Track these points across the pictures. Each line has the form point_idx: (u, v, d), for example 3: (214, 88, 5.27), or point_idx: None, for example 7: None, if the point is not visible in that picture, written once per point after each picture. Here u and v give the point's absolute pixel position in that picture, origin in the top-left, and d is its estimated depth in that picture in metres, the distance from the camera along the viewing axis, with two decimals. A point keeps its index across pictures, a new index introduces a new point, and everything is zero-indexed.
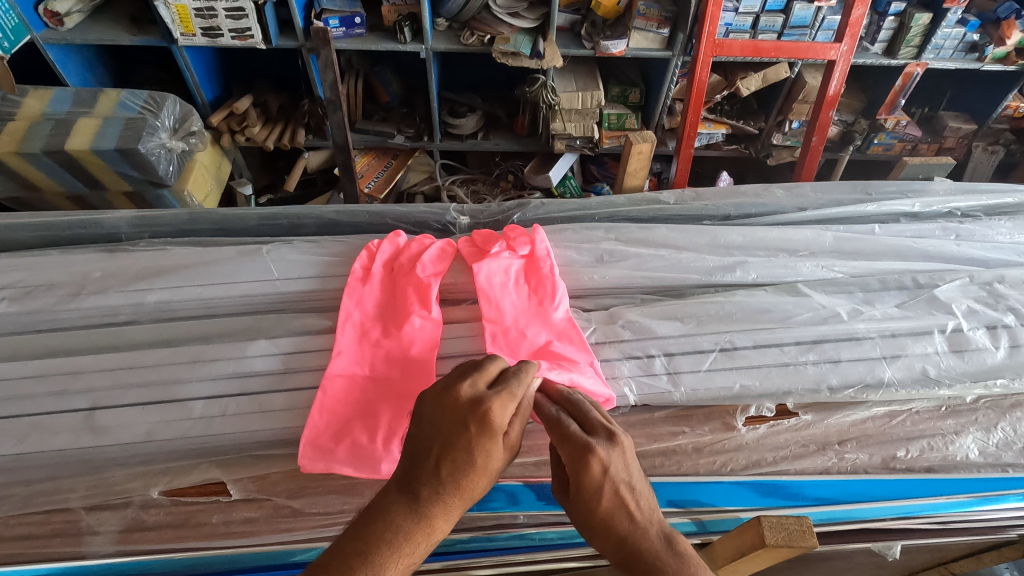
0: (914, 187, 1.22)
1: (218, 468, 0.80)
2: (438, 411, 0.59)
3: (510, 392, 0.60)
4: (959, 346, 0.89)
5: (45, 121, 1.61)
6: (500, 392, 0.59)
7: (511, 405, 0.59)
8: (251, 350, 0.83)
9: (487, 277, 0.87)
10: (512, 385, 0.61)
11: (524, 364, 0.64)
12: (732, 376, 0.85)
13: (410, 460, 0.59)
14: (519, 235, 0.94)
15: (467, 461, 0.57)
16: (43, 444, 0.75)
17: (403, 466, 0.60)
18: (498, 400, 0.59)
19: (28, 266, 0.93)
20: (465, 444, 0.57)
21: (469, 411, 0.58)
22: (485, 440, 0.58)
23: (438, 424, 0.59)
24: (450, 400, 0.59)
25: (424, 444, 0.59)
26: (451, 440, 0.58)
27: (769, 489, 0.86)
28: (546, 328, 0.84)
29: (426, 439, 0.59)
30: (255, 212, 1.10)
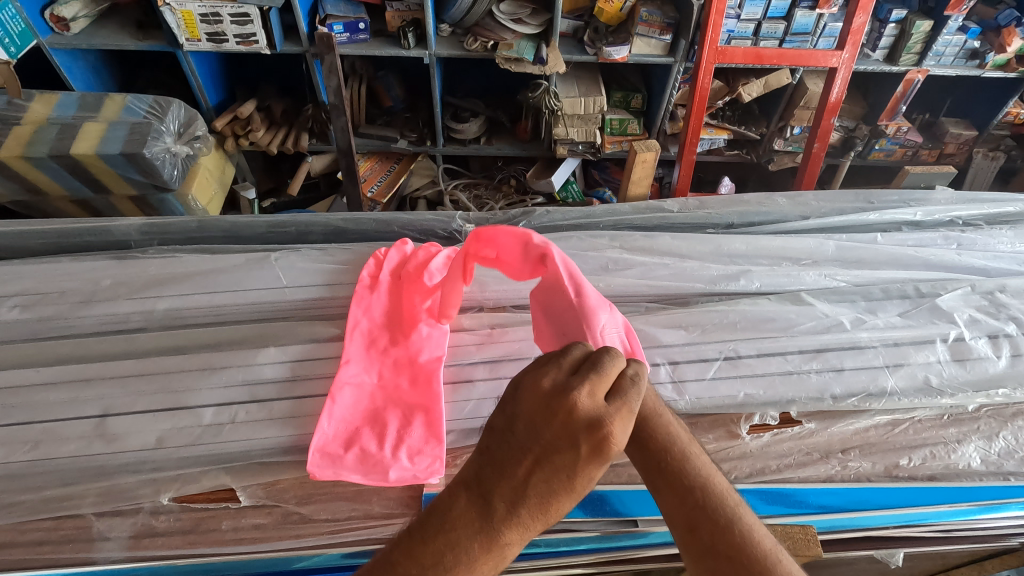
0: (916, 196, 1.23)
1: (226, 474, 0.79)
2: (544, 419, 0.54)
3: (628, 410, 0.54)
4: (961, 355, 0.90)
5: (51, 125, 1.62)
6: (620, 410, 0.54)
7: (628, 425, 0.54)
8: (260, 358, 0.84)
9: None
10: (630, 402, 0.54)
11: (639, 371, 0.58)
12: (736, 385, 0.86)
13: (498, 466, 0.56)
14: None
15: (562, 478, 0.54)
16: (55, 451, 0.76)
17: (486, 469, 0.56)
18: (617, 421, 0.53)
19: (39, 273, 0.94)
20: (565, 460, 0.53)
21: (576, 424, 0.53)
22: (590, 462, 0.53)
23: (539, 432, 0.54)
24: (555, 406, 0.54)
25: (522, 450, 0.55)
26: (554, 453, 0.53)
27: (774, 498, 0.85)
28: None
29: (524, 446, 0.55)
30: (263, 220, 1.11)
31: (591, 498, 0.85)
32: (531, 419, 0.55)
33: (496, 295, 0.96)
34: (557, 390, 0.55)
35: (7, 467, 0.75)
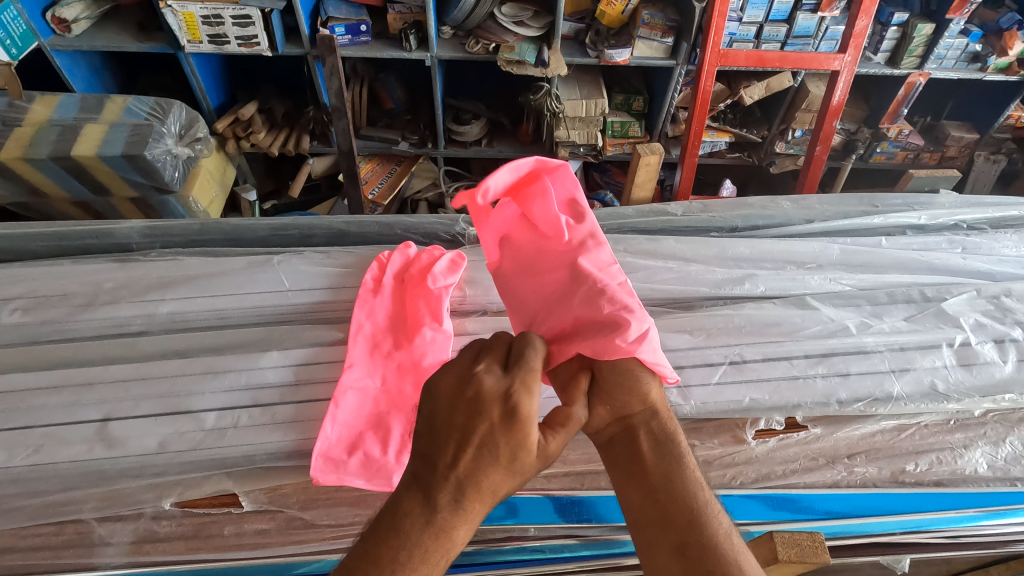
0: (920, 199, 1.23)
1: (230, 479, 0.79)
2: (454, 406, 0.56)
3: (530, 377, 0.56)
4: (968, 360, 0.89)
5: (51, 127, 1.62)
6: (518, 380, 0.56)
7: (535, 392, 0.56)
8: (263, 362, 0.83)
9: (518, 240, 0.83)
10: (529, 369, 0.57)
11: (533, 341, 0.60)
12: (742, 389, 0.86)
13: (424, 459, 0.56)
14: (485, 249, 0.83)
15: (486, 456, 0.54)
16: (55, 456, 0.75)
17: (417, 465, 0.56)
18: (518, 390, 0.55)
19: (41, 276, 0.93)
20: (484, 438, 0.54)
21: (486, 404, 0.54)
22: (508, 437, 0.54)
23: (454, 418, 0.55)
24: (467, 392, 0.56)
25: (442, 438, 0.55)
26: (471, 431, 0.54)
27: (779, 503, 0.86)
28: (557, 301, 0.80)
29: (444, 435, 0.55)
30: (266, 223, 1.11)
31: (581, 505, 0.86)
32: (445, 408, 0.56)
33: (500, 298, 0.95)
34: (463, 379, 0.56)
35: (7, 472, 0.74)
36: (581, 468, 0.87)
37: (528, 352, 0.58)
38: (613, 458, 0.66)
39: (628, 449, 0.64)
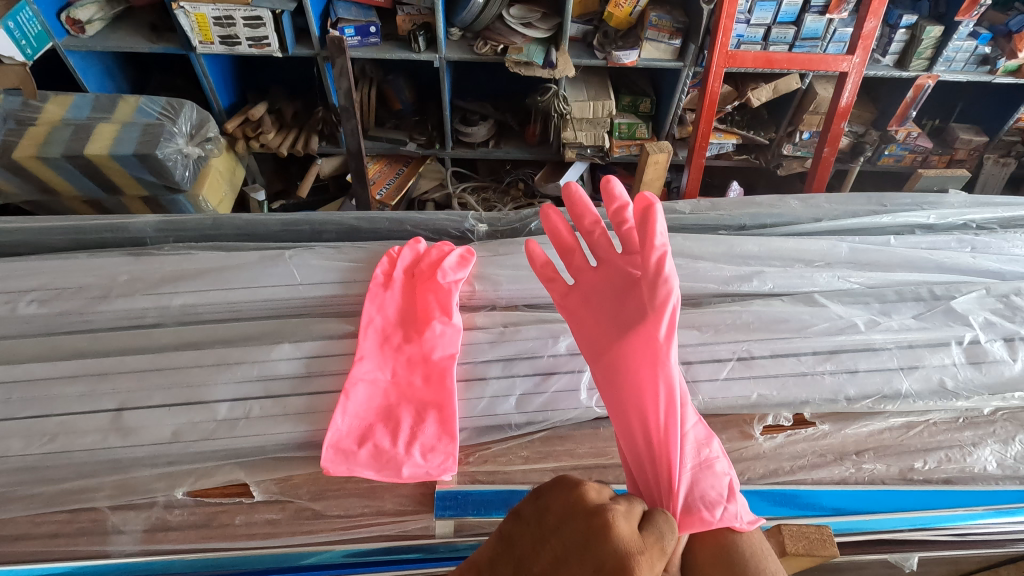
0: (929, 199, 1.23)
1: (242, 469, 0.81)
2: (569, 524, 0.55)
3: (659, 548, 0.54)
4: (977, 358, 0.90)
5: (64, 126, 1.64)
6: (649, 549, 0.53)
7: (657, 565, 0.53)
8: (275, 354, 0.84)
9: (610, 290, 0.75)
10: (665, 541, 0.54)
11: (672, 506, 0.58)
12: (750, 385, 0.86)
13: (515, 554, 0.57)
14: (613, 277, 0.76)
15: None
16: (71, 444, 0.77)
17: (501, 555, 0.58)
18: (645, 556, 0.52)
19: (56, 269, 0.94)
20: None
21: (591, 536, 0.53)
22: None
23: (562, 529, 0.55)
24: (592, 519, 0.54)
25: (541, 543, 0.56)
26: (570, 556, 0.54)
27: (782, 499, 0.84)
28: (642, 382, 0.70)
29: (544, 544, 0.56)
30: (277, 218, 1.12)
31: None
32: (561, 519, 0.56)
33: (509, 294, 0.96)
34: (596, 508, 0.55)
35: (25, 459, 0.76)
36: (588, 462, 0.85)
37: (670, 527, 0.55)
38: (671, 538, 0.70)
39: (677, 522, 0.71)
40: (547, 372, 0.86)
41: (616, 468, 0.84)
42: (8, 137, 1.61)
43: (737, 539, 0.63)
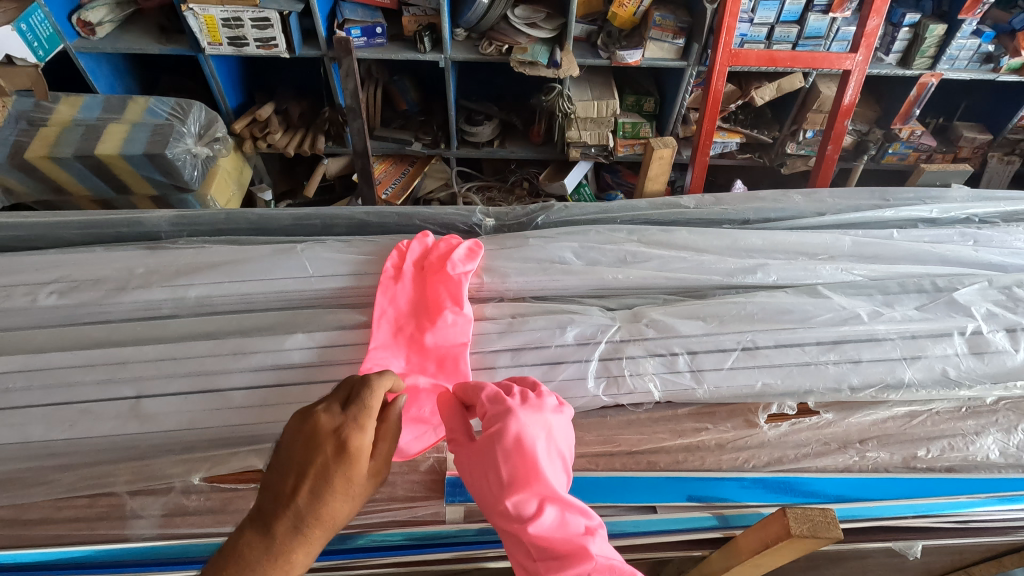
0: (932, 194, 1.24)
1: (258, 456, 0.83)
2: (295, 440, 0.63)
3: (365, 408, 0.65)
4: (979, 348, 0.91)
5: (76, 127, 1.67)
6: (356, 415, 0.64)
7: (367, 423, 0.64)
8: (289, 343, 0.85)
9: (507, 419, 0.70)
10: (366, 403, 0.65)
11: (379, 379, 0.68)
12: (755, 374, 0.87)
13: (270, 493, 0.62)
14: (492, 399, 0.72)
15: (325, 489, 0.61)
16: (92, 430, 0.79)
17: (263, 501, 0.62)
18: (355, 421, 0.63)
19: (75, 262, 0.97)
20: (320, 468, 0.61)
21: (327, 438, 0.62)
22: (341, 465, 0.61)
23: (303, 449, 0.62)
24: (302, 426, 0.64)
25: (285, 466, 0.62)
26: (308, 462, 0.61)
27: (782, 487, 0.86)
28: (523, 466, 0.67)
29: (286, 467, 0.62)
30: (288, 213, 1.14)
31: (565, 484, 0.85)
32: (292, 439, 0.63)
33: (517, 286, 0.97)
34: (304, 415, 0.64)
35: (47, 444, 0.78)
36: (596, 449, 0.88)
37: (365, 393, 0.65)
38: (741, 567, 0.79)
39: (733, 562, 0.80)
40: (555, 362, 0.88)
41: (623, 455, 0.89)
42: (20, 138, 1.64)
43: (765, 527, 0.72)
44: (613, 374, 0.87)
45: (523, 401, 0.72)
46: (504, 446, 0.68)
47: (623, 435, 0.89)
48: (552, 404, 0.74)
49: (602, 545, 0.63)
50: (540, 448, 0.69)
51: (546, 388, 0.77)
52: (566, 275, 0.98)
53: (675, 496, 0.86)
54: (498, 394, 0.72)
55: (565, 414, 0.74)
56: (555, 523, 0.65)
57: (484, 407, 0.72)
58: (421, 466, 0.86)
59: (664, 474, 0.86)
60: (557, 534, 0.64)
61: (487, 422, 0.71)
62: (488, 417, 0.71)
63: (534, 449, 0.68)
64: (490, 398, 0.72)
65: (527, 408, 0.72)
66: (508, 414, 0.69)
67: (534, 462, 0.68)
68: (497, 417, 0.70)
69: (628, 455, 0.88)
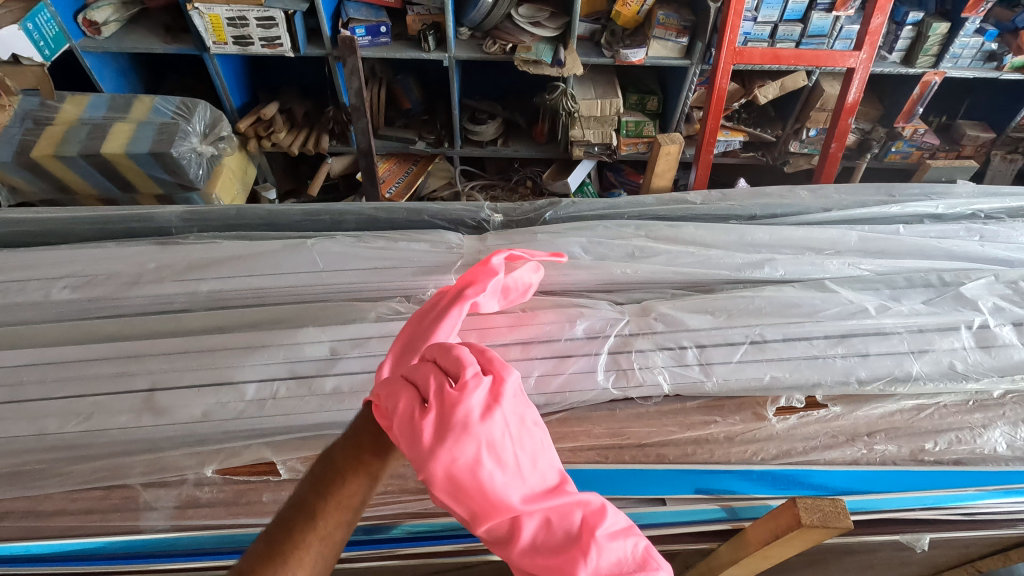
0: (937, 190, 1.24)
1: (268, 448, 0.83)
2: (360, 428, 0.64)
3: None
4: (986, 342, 0.91)
5: (81, 126, 1.68)
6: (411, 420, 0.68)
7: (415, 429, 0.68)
8: (301, 337, 0.86)
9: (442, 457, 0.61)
10: None
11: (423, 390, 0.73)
12: (763, 367, 0.88)
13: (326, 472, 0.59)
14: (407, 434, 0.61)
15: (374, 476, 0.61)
16: (105, 423, 0.79)
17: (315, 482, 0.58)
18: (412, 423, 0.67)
19: (87, 257, 0.97)
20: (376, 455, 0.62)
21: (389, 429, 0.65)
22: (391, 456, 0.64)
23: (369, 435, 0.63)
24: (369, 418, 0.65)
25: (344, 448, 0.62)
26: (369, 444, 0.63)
27: (790, 481, 0.88)
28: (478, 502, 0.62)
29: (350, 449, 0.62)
30: (298, 208, 1.15)
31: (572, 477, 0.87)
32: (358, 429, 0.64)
33: None
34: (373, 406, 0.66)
35: (61, 437, 0.79)
36: (605, 442, 0.89)
37: None
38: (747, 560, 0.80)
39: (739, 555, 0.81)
40: (565, 355, 0.88)
41: (632, 448, 0.89)
42: (26, 137, 1.64)
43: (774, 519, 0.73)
44: (622, 367, 0.87)
45: (442, 421, 0.61)
46: (444, 486, 0.62)
47: (632, 427, 0.89)
48: (479, 405, 0.63)
49: (592, 562, 0.61)
50: (486, 476, 0.61)
51: (466, 371, 0.64)
52: (575, 270, 0.99)
53: (684, 488, 0.88)
54: (412, 420, 0.61)
55: (496, 409, 0.63)
56: (535, 545, 0.62)
57: (404, 449, 0.62)
58: None
59: (672, 467, 0.87)
60: (541, 556, 0.62)
61: (413, 465, 0.62)
62: (412, 459, 0.62)
63: (477, 484, 0.61)
64: (404, 432, 0.61)
65: (451, 433, 0.61)
66: (428, 461, 0.60)
67: (486, 497, 0.61)
68: (420, 460, 0.61)
69: (637, 448, 0.89)
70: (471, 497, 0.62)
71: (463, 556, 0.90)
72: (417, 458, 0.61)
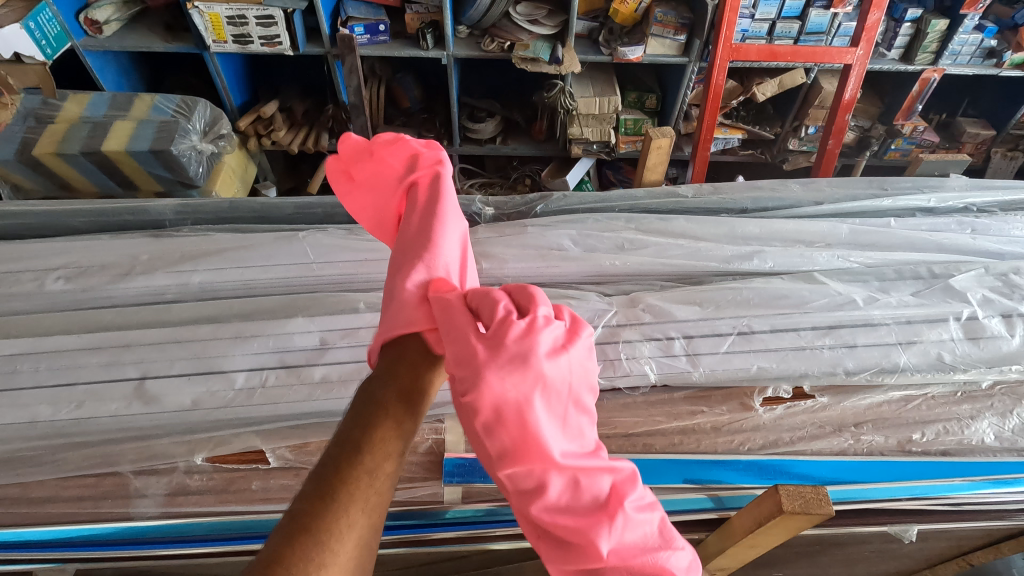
0: (929, 183, 1.25)
1: (258, 436, 0.84)
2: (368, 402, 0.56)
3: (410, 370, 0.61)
4: (975, 333, 0.91)
5: (82, 123, 1.70)
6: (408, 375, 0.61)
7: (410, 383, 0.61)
8: (291, 327, 0.87)
9: (493, 386, 0.56)
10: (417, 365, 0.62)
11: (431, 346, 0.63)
12: (750, 358, 0.88)
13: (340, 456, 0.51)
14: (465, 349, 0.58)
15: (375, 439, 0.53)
16: (97, 410, 0.80)
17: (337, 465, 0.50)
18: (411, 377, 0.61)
19: (81, 248, 0.98)
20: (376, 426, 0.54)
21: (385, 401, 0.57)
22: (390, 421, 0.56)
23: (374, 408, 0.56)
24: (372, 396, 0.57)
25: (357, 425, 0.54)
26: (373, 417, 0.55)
27: (778, 470, 0.87)
28: (512, 438, 0.56)
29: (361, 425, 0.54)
30: (291, 201, 1.15)
31: None
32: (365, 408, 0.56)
33: (515, 272, 1.00)
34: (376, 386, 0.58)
35: (54, 424, 0.80)
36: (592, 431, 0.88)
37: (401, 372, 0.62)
38: (738, 546, 0.79)
39: (729, 542, 0.80)
40: None
41: (619, 438, 0.88)
42: (28, 134, 1.66)
43: (762, 497, 0.72)
44: (609, 357, 0.88)
45: (501, 348, 0.57)
46: (484, 418, 0.57)
47: (618, 417, 0.89)
48: (547, 342, 0.59)
49: (617, 532, 0.55)
50: (532, 414, 0.56)
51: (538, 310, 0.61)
52: (564, 262, 1.01)
53: (671, 478, 0.87)
54: (466, 342, 0.58)
55: (563, 351, 0.60)
56: (560, 504, 0.57)
57: (451, 368, 0.59)
58: (420, 448, 0.87)
59: (660, 457, 0.86)
60: (564, 516, 0.56)
61: (458, 388, 0.57)
62: (459, 382, 0.58)
63: (521, 417, 0.56)
64: (459, 354, 0.58)
65: (510, 362, 0.57)
66: (478, 380, 0.56)
67: (527, 434, 0.56)
68: (470, 385, 0.57)
69: (623, 438, 0.88)
70: (503, 432, 0.57)
71: (453, 545, 0.91)
72: (460, 378, 0.58)
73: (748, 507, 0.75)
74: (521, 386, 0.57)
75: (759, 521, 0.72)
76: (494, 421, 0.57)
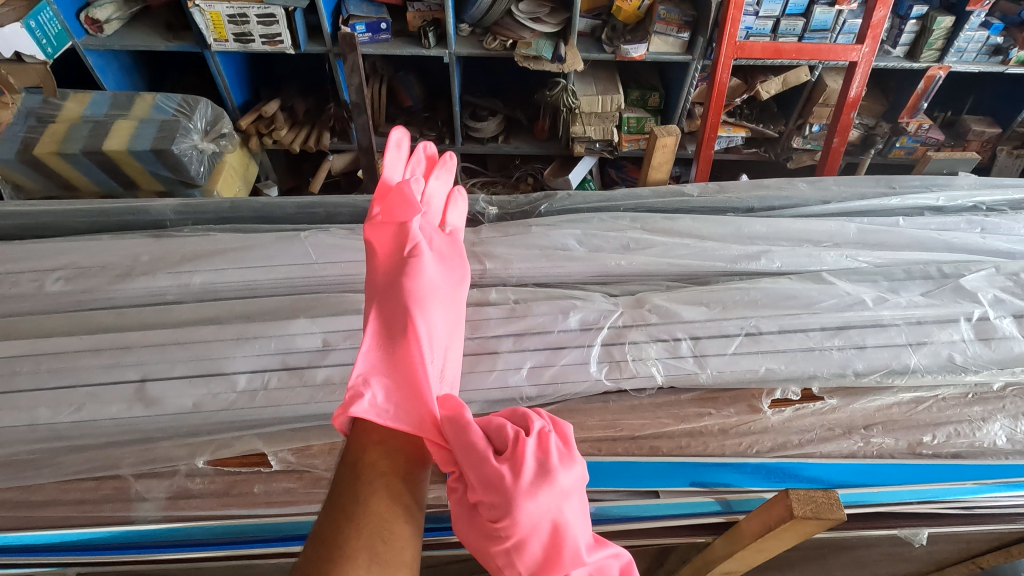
0: (938, 181, 1.23)
1: (260, 439, 0.83)
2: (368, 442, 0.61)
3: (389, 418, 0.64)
4: (986, 334, 0.89)
5: (84, 123, 1.69)
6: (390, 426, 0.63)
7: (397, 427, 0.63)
8: (293, 328, 0.86)
9: (523, 513, 0.59)
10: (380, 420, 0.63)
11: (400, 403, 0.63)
12: (758, 359, 0.87)
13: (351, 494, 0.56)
14: (489, 476, 0.60)
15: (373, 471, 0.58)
16: (97, 413, 0.79)
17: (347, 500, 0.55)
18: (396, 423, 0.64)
19: (81, 249, 0.97)
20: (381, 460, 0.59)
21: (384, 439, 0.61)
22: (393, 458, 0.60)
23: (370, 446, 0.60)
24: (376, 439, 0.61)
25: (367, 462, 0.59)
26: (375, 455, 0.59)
27: (785, 474, 0.86)
28: (543, 558, 0.60)
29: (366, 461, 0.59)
30: (293, 201, 1.15)
31: None
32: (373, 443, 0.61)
33: (520, 272, 0.99)
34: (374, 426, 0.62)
35: (54, 427, 0.79)
36: (598, 434, 0.87)
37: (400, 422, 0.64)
38: (744, 551, 0.79)
39: (734, 546, 0.80)
40: (558, 347, 0.87)
41: (625, 440, 0.87)
42: (29, 134, 1.65)
43: (768, 501, 0.72)
44: (615, 359, 0.87)
45: (521, 469, 0.60)
46: (514, 543, 0.60)
47: (625, 419, 0.88)
48: (555, 453, 0.63)
49: None
50: (558, 528, 0.61)
51: (535, 423, 0.65)
52: (569, 262, 0.99)
53: (678, 481, 0.87)
54: (488, 466, 0.60)
55: (570, 457, 0.64)
56: None
57: (477, 494, 0.61)
58: None
59: (667, 460, 0.85)
60: None
61: (490, 514, 0.60)
62: (489, 506, 0.61)
63: (552, 532, 0.61)
64: (483, 481, 0.60)
65: (531, 481, 0.61)
66: (511, 507, 0.59)
67: (558, 549, 0.60)
68: (500, 510, 0.60)
69: (630, 441, 0.87)
70: (531, 556, 0.60)
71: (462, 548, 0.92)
72: (486, 503, 0.61)
73: (754, 511, 0.75)
74: (546, 510, 0.60)
75: (765, 526, 0.72)
76: (520, 545, 0.60)
